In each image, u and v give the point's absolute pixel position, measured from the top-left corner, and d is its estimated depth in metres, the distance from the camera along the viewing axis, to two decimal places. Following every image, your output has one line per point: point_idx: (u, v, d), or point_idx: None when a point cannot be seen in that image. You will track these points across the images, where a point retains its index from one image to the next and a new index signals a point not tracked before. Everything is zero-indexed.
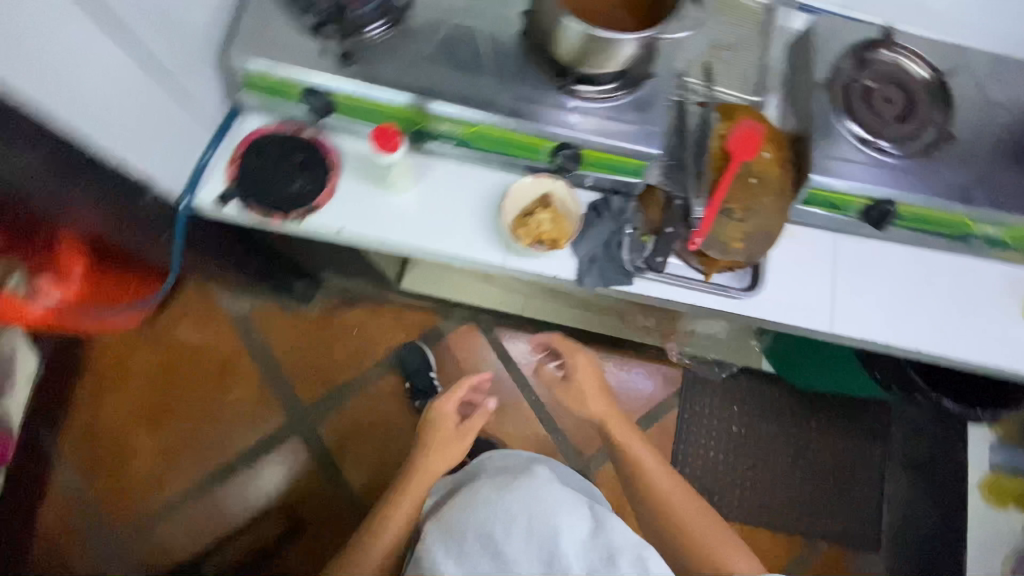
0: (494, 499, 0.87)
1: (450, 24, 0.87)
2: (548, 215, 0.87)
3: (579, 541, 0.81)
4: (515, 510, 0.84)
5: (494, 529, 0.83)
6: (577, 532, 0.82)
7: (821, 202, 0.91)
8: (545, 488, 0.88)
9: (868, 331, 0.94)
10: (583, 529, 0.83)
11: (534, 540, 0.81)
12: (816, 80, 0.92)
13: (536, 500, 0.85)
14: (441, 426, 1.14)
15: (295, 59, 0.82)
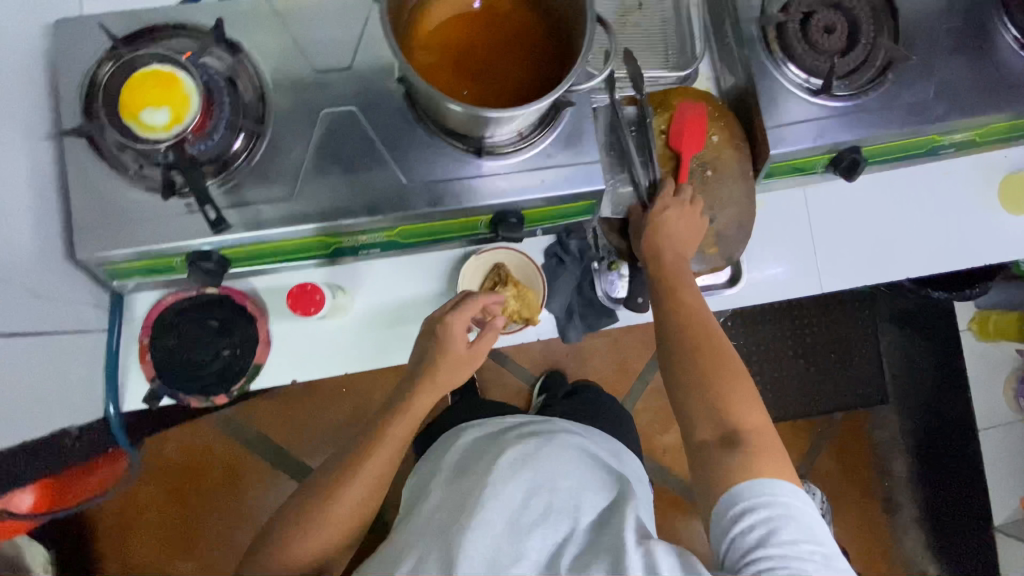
0: (484, 472, 0.72)
1: (320, 113, 0.71)
2: (512, 292, 0.78)
3: (586, 523, 0.67)
4: (517, 483, 0.69)
5: (487, 520, 0.65)
6: (586, 507, 0.68)
7: (783, 170, 0.83)
8: (548, 452, 0.75)
9: (859, 277, 0.90)
10: (596, 505, 0.69)
11: (538, 517, 0.66)
12: (748, 31, 0.80)
13: (540, 481, 0.70)
14: (422, 382, 0.67)
15: (162, 230, 0.68)
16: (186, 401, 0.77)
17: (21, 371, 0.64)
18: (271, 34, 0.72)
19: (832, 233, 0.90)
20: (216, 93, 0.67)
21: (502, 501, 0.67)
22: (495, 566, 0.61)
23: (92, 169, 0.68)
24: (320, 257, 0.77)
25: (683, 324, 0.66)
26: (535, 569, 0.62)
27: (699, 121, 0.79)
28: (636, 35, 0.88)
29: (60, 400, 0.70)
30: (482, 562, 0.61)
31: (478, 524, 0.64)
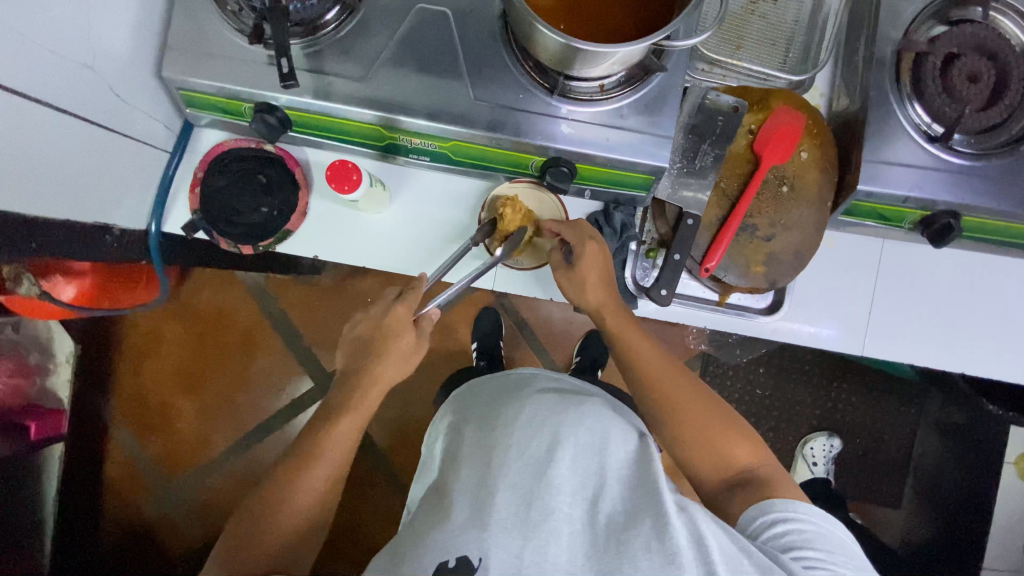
0: (515, 421, 0.72)
1: (414, 7, 0.71)
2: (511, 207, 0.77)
3: (618, 484, 0.65)
4: (542, 435, 0.69)
5: (517, 476, 0.64)
6: (612, 464, 0.67)
7: (866, 213, 0.77)
8: (573, 406, 0.74)
9: (906, 352, 0.82)
10: (620, 463, 0.68)
11: (566, 468, 0.64)
12: (882, 53, 0.73)
13: (558, 430, 0.69)
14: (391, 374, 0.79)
15: (241, 74, 0.71)
16: (218, 241, 0.80)
17: (87, 160, 0.70)
18: None
19: (895, 296, 0.83)
20: None
21: (523, 454, 0.66)
22: (521, 523, 0.59)
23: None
24: (374, 148, 0.79)
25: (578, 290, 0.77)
26: (570, 524, 0.60)
27: (792, 128, 0.73)
28: (758, 25, 0.82)
29: (111, 200, 0.76)
30: (513, 518, 0.60)
31: (509, 480, 0.64)
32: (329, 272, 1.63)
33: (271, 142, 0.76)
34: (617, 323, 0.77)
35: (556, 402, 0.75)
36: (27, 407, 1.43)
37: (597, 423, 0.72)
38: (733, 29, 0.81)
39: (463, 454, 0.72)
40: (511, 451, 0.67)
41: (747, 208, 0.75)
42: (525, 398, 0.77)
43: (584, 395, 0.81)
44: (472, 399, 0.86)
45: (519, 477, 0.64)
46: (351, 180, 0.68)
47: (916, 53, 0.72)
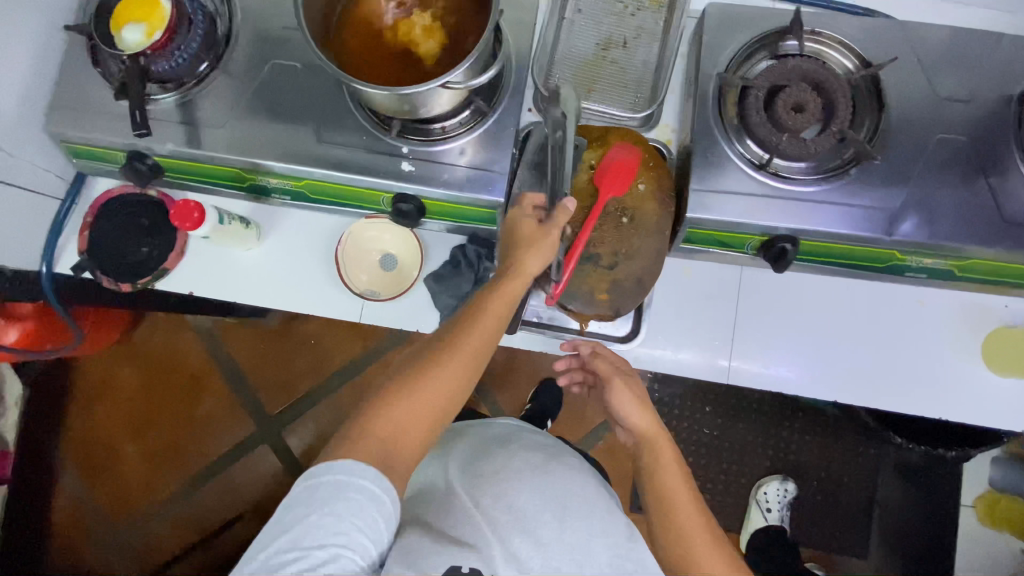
0: (514, 473, 0.68)
1: (272, 60, 0.78)
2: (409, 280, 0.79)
3: (612, 545, 0.61)
4: (531, 487, 0.65)
5: (506, 525, 0.62)
6: (604, 525, 0.63)
7: (708, 240, 0.78)
8: (558, 460, 0.72)
9: (772, 380, 0.82)
10: (612, 533, 0.63)
11: (556, 525, 0.62)
12: (706, 90, 0.76)
13: (549, 484, 0.66)
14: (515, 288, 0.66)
15: (115, 128, 0.79)
16: (102, 280, 0.86)
17: None
18: None
19: (759, 322, 0.82)
20: (187, 24, 0.76)
21: (514, 502, 0.64)
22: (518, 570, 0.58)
23: (81, 64, 0.80)
24: (246, 191, 0.84)
25: (624, 405, 0.73)
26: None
27: (629, 162, 0.76)
28: (609, 70, 0.87)
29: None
30: (511, 558, 0.59)
31: (501, 525, 0.62)
32: (276, 315, 1.68)
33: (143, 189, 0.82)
34: (658, 438, 0.71)
35: (542, 458, 0.72)
36: None
37: (586, 482, 0.69)
38: (585, 74, 0.87)
39: (461, 478, 0.70)
40: (499, 495, 0.65)
41: (588, 239, 0.76)
42: (508, 449, 0.74)
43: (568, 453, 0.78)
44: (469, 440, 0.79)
45: (506, 521, 0.62)
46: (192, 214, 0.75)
47: (740, 87, 0.75)
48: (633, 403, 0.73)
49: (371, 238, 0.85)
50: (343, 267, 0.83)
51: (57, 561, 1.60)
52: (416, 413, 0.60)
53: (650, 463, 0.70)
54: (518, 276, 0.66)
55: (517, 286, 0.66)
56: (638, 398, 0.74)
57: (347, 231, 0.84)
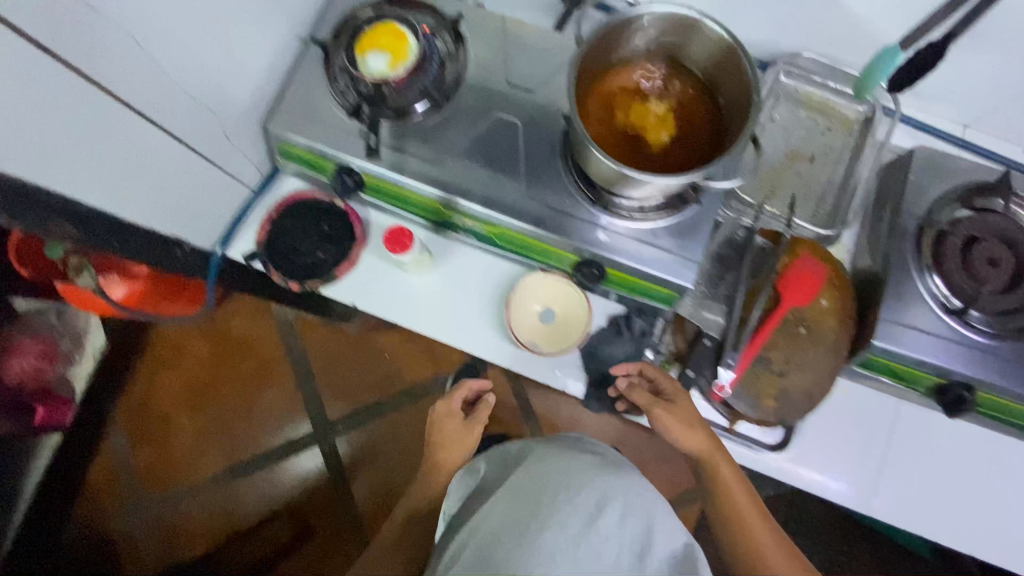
0: (571, 462, 0.66)
1: (493, 113, 0.82)
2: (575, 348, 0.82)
3: (668, 549, 0.58)
4: (587, 489, 0.60)
5: (559, 526, 0.56)
6: (663, 534, 0.59)
7: (882, 369, 0.79)
8: (611, 466, 0.67)
9: (914, 521, 0.80)
10: (671, 541, 0.59)
11: (614, 528, 0.57)
12: (905, 226, 0.78)
13: (607, 486, 0.61)
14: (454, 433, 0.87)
15: (333, 140, 0.82)
16: (271, 273, 0.90)
17: (185, 184, 0.80)
18: (492, 39, 0.85)
19: (908, 459, 0.82)
20: (427, 63, 0.81)
21: (566, 502, 0.59)
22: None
23: (314, 74, 0.85)
24: (430, 221, 0.88)
25: (683, 430, 0.71)
26: None
27: (816, 276, 0.77)
28: (794, 179, 0.89)
29: (188, 220, 0.84)
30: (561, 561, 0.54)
31: (552, 527, 0.56)
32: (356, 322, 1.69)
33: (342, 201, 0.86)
34: (713, 457, 0.69)
35: (597, 462, 0.67)
36: (39, 391, 1.42)
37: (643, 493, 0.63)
38: (771, 179, 0.89)
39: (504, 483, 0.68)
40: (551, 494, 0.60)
41: (764, 344, 0.77)
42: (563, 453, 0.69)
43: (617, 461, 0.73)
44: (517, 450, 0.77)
45: (558, 519, 0.57)
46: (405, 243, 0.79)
47: (939, 231, 0.77)
48: (681, 427, 0.71)
49: (539, 290, 0.86)
50: (513, 313, 0.85)
51: (82, 519, 1.54)
52: (447, 464, 0.85)
53: (713, 476, 0.68)
54: (439, 460, 0.85)
55: (433, 486, 0.84)
56: (682, 420, 0.72)
57: (522, 280, 0.86)
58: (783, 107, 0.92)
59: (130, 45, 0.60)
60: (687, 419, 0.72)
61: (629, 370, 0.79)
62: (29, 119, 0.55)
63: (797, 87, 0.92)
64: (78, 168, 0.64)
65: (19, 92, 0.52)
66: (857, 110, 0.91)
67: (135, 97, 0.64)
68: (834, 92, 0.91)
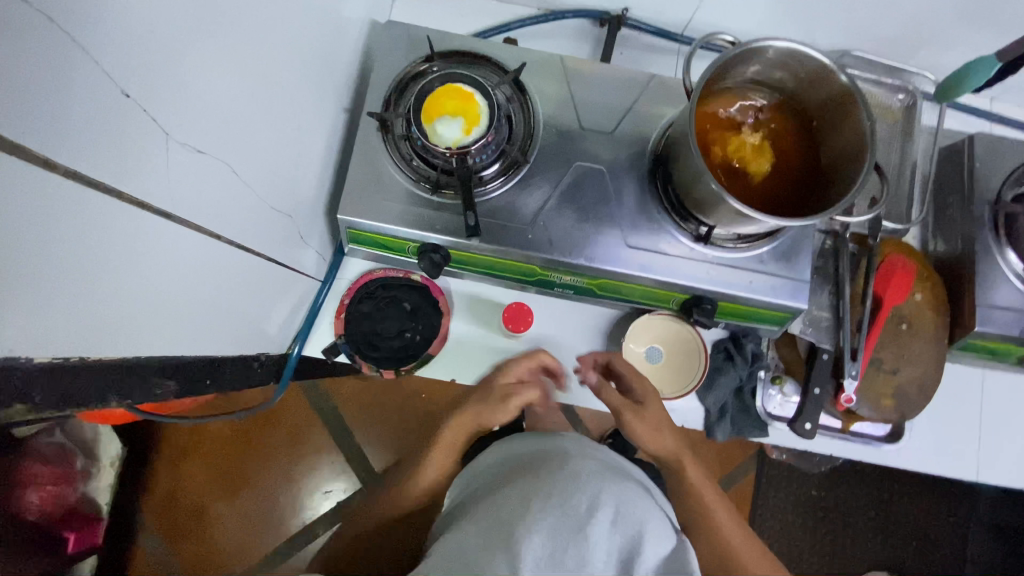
0: (566, 468, 0.71)
1: (575, 163, 0.79)
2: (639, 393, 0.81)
3: (658, 555, 0.64)
4: (583, 496, 0.67)
5: (556, 526, 0.63)
6: (654, 539, 0.65)
7: (976, 349, 0.84)
8: (617, 478, 0.72)
9: (1016, 479, 0.86)
10: (661, 547, 0.66)
11: (601, 533, 0.63)
12: (978, 213, 0.82)
13: (600, 494, 0.67)
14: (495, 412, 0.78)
15: (412, 217, 0.77)
16: (359, 365, 0.84)
17: (263, 294, 0.72)
18: (557, 83, 0.81)
19: (1001, 424, 0.88)
20: (502, 118, 0.76)
21: (565, 511, 0.65)
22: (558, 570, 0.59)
23: (374, 149, 0.78)
24: (518, 280, 0.83)
25: (654, 429, 0.76)
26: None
27: (909, 274, 0.81)
28: None
29: (264, 329, 0.76)
30: (547, 564, 0.59)
31: (544, 530, 0.62)
32: None
33: (429, 278, 0.81)
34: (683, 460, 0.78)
35: (599, 471, 0.72)
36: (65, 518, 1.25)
37: (631, 497, 0.69)
38: None
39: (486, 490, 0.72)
40: (541, 506, 0.65)
41: (874, 346, 0.80)
42: (567, 457, 0.74)
43: (625, 469, 0.78)
44: (523, 444, 0.80)
45: (553, 527, 0.62)
46: (529, 324, 0.82)
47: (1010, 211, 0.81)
48: (650, 433, 0.76)
49: (643, 332, 0.85)
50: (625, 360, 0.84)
51: None
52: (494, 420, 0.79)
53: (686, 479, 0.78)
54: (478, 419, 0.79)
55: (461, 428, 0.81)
56: (652, 424, 0.76)
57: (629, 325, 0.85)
58: None
59: (227, 174, 0.54)
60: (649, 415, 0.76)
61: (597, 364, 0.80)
62: (145, 286, 0.49)
63: None
64: (183, 317, 0.58)
65: (133, 261, 0.46)
66: (899, 101, 0.94)
67: (229, 227, 0.58)
68: (877, 84, 0.94)
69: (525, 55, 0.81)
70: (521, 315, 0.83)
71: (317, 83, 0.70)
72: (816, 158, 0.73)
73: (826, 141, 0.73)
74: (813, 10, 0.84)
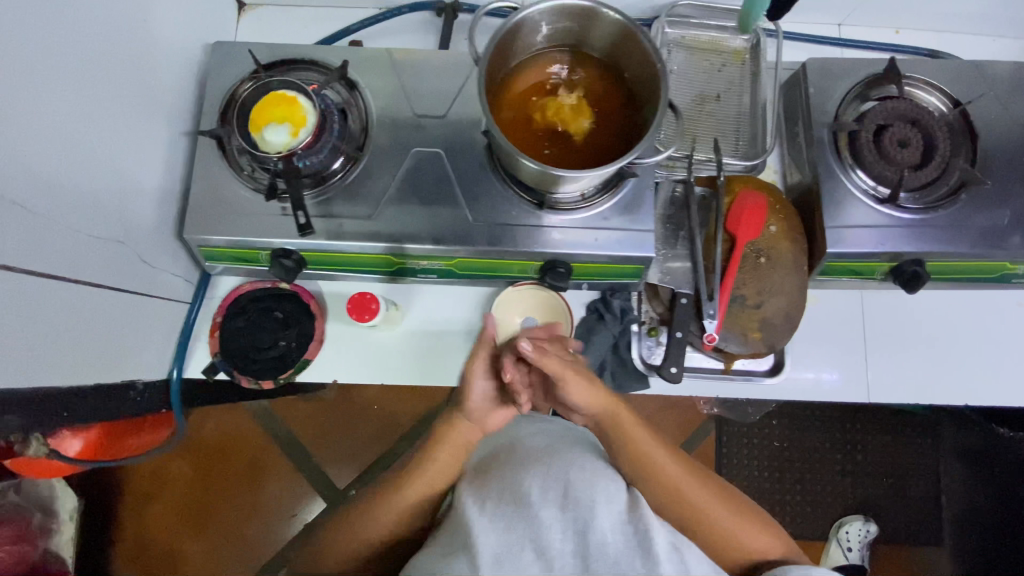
0: (511, 460, 0.66)
1: (411, 150, 0.80)
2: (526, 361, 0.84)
3: (615, 513, 0.58)
4: (530, 478, 0.62)
5: (502, 517, 0.58)
6: (610, 496, 0.60)
7: (839, 271, 0.84)
8: (566, 449, 0.68)
9: (907, 393, 0.86)
10: (616, 499, 0.59)
11: (552, 509, 0.57)
12: (819, 138, 0.83)
13: (549, 472, 0.62)
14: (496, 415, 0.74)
15: (258, 226, 0.78)
16: (240, 378, 0.84)
17: (117, 322, 0.73)
18: (386, 76, 0.82)
19: (886, 341, 0.88)
20: (328, 118, 0.77)
21: (513, 496, 0.60)
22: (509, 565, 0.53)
23: (213, 166, 0.80)
24: (383, 273, 0.84)
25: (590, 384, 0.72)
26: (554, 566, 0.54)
27: (761, 206, 0.81)
28: (710, 122, 0.92)
29: (132, 357, 0.77)
30: (500, 559, 0.54)
31: (491, 523, 0.57)
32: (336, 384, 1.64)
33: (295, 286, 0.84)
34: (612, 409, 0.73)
35: (545, 449, 0.68)
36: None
37: (581, 464, 0.64)
38: (689, 127, 0.92)
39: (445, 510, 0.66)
40: (491, 503, 0.60)
41: (733, 282, 0.81)
42: (513, 444, 0.70)
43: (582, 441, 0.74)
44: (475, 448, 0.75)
45: (501, 522, 0.57)
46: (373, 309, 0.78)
47: (849, 131, 0.82)
48: (583, 389, 0.71)
49: (512, 306, 0.86)
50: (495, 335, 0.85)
51: None
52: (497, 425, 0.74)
53: (618, 428, 0.73)
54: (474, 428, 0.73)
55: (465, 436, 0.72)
56: (586, 380, 0.72)
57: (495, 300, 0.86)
58: (680, 54, 0.95)
59: (10, 207, 0.54)
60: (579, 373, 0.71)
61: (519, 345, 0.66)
62: None
63: (684, 34, 0.95)
64: (16, 359, 0.58)
65: None
66: (742, 41, 0.95)
67: (37, 259, 0.59)
68: (717, 30, 0.95)
69: (350, 53, 0.83)
70: (366, 300, 0.79)
71: (131, 110, 0.71)
72: (630, 107, 0.74)
73: (638, 91, 0.73)
74: None
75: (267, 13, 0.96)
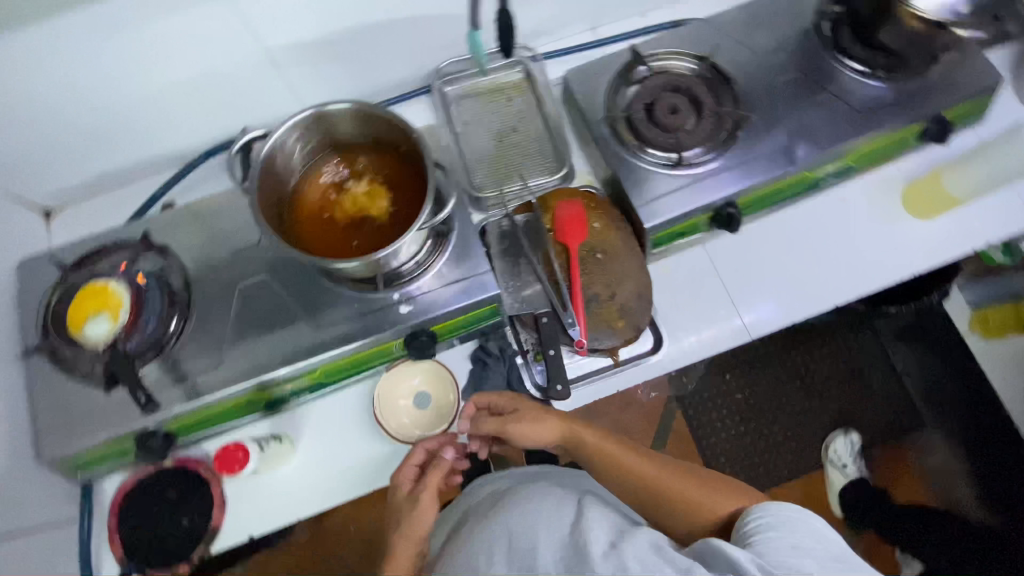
0: (468, 526, 0.67)
1: (238, 288, 0.81)
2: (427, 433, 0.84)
3: (555, 535, 0.58)
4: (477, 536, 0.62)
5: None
6: (546, 523, 0.59)
7: (670, 237, 0.89)
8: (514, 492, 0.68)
9: (779, 315, 0.91)
10: (557, 525, 0.59)
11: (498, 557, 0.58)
12: (600, 134, 0.89)
13: (492, 521, 0.63)
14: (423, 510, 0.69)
15: (115, 419, 0.76)
16: None
17: None
18: (193, 229, 0.84)
19: (743, 278, 0.93)
20: (145, 292, 0.78)
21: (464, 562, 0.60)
22: None
23: (51, 381, 0.78)
24: (259, 411, 0.84)
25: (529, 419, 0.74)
26: None
27: (579, 210, 0.87)
28: (515, 153, 0.98)
29: None
30: None
31: None
32: None
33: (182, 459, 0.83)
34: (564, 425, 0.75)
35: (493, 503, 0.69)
36: None
37: (523, 498, 0.64)
38: (498, 163, 0.97)
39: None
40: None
41: (582, 284, 0.86)
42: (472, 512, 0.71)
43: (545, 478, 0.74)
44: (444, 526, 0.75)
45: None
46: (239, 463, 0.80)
47: (623, 119, 0.89)
48: (524, 427, 0.73)
49: (397, 389, 0.86)
50: (386, 426, 0.83)
51: None
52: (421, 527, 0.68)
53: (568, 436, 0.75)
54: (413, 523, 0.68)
55: (420, 524, 0.68)
56: (530, 419, 0.74)
57: (374, 393, 0.85)
58: (467, 104, 1.00)
59: None
60: (513, 425, 0.74)
61: (465, 414, 0.79)
62: None
63: (466, 86, 1.01)
64: None
65: None
66: (517, 74, 1.02)
67: None
68: (493, 73, 1.01)
69: (153, 222, 0.85)
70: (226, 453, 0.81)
71: None
72: (416, 172, 0.77)
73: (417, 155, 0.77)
74: (379, 49, 0.91)
75: (71, 212, 0.97)
